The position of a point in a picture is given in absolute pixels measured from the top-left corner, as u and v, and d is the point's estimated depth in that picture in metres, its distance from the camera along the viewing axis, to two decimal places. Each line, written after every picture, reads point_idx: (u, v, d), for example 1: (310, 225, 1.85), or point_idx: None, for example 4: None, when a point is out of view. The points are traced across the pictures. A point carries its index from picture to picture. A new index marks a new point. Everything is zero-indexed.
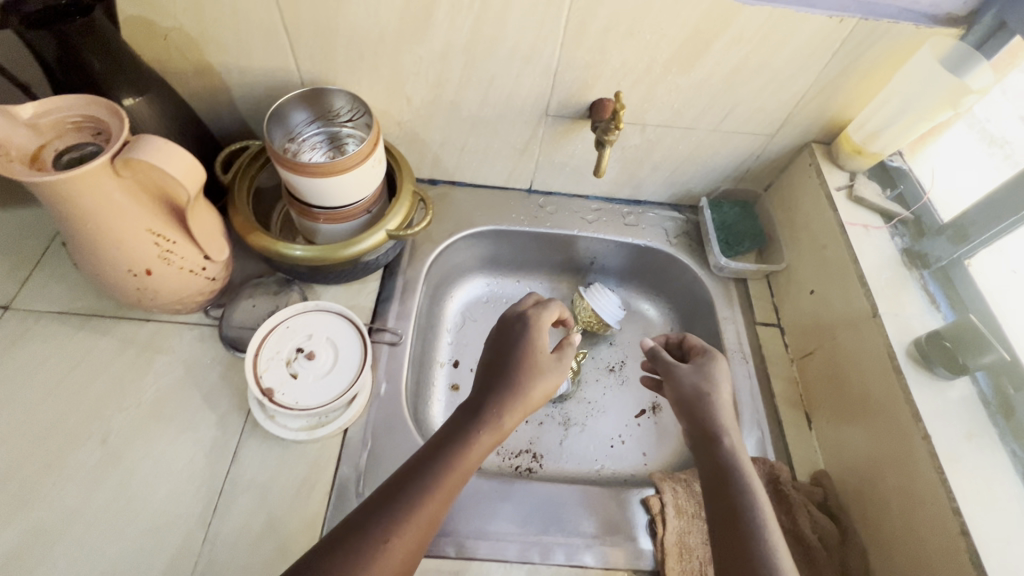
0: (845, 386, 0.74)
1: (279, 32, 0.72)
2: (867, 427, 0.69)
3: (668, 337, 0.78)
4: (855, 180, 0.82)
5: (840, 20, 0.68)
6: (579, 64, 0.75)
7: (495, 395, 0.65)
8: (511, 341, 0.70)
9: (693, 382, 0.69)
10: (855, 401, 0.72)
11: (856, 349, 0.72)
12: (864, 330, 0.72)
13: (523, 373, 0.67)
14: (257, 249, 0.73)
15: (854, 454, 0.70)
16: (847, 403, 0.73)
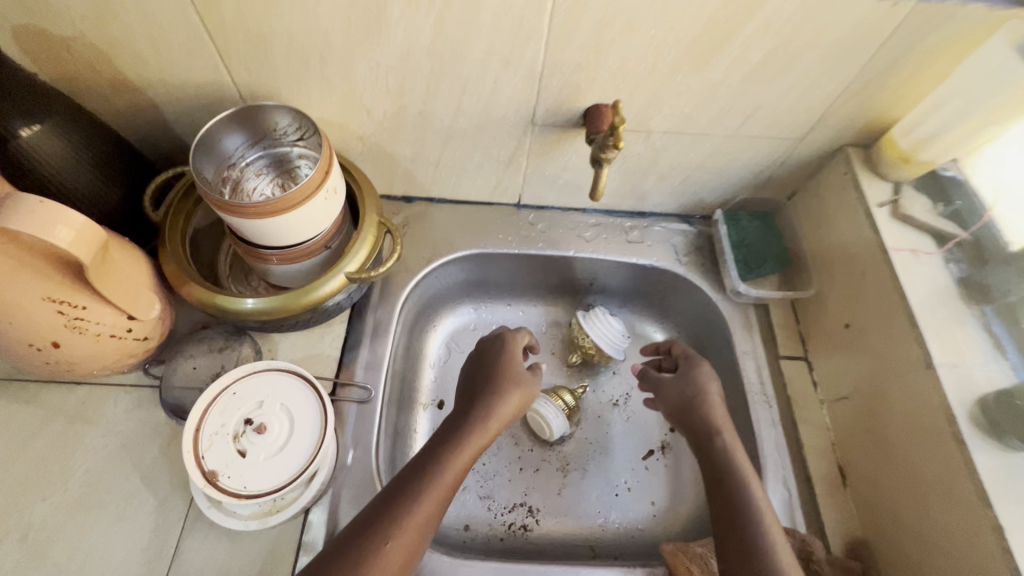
0: (889, 449, 0.63)
1: (202, 40, 0.59)
2: (921, 504, 0.59)
3: (657, 346, 0.76)
4: (900, 194, 0.70)
5: (895, 3, 0.54)
6: (570, 67, 0.62)
7: (474, 416, 0.65)
8: (489, 362, 0.71)
9: (680, 391, 0.68)
10: (903, 468, 0.61)
11: (905, 408, 0.61)
12: (914, 386, 0.60)
13: (499, 392, 0.67)
14: (195, 303, 0.62)
15: (903, 529, 0.60)
16: (893, 469, 0.62)
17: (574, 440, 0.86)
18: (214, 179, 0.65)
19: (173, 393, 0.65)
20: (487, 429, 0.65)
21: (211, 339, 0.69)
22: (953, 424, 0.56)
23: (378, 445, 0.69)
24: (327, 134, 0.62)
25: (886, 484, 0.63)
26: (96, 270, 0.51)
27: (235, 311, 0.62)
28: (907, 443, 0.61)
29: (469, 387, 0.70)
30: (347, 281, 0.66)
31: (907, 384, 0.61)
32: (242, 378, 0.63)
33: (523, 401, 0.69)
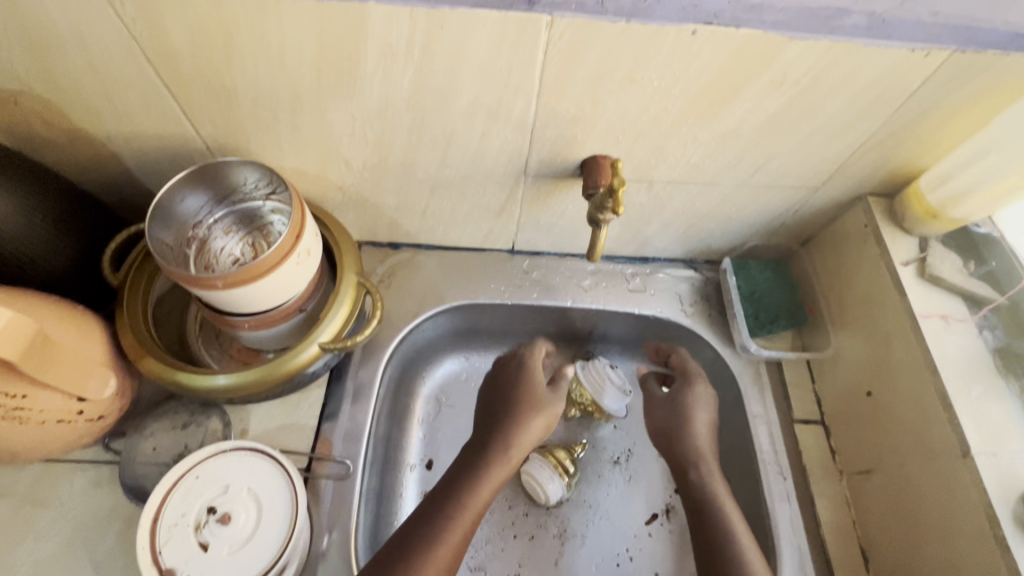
0: (920, 538, 0.57)
1: (162, 93, 0.54)
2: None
3: (658, 350, 0.81)
4: (928, 250, 0.64)
5: (927, 53, 0.48)
6: (565, 118, 0.57)
7: (497, 441, 0.68)
8: (507, 387, 0.74)
9: (670, 411, 0.73)
10: (936, 562, 0.55)
11: (937, 495, 0.55)
12: (944, 474, 0.55)
13: (522, 417, 0.70)
14: (154, 379, 0.57)
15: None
16: (925, 562, 0.56)
17: (573, 503, 0.79)
18: (178, 241, 0.60)
19: (133, 473, 0.60)
20: (511, 455, 0.68)
21: (175, 414, 0.64)
22: (994, 526, 0.50)
23: (358, 524, 0.63)
24: (297, 190, 0.57)
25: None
26: (34, 355, 0.46)
27: (198, 388, 0.57)
28: (939, 535, 0.55)
29: (491, 408, 0.73)
30: (322, 351, 0.61)
31: (937, 468, 0.56)
32: (207, 460, 0.58)
33: (546, 425, 0.72)
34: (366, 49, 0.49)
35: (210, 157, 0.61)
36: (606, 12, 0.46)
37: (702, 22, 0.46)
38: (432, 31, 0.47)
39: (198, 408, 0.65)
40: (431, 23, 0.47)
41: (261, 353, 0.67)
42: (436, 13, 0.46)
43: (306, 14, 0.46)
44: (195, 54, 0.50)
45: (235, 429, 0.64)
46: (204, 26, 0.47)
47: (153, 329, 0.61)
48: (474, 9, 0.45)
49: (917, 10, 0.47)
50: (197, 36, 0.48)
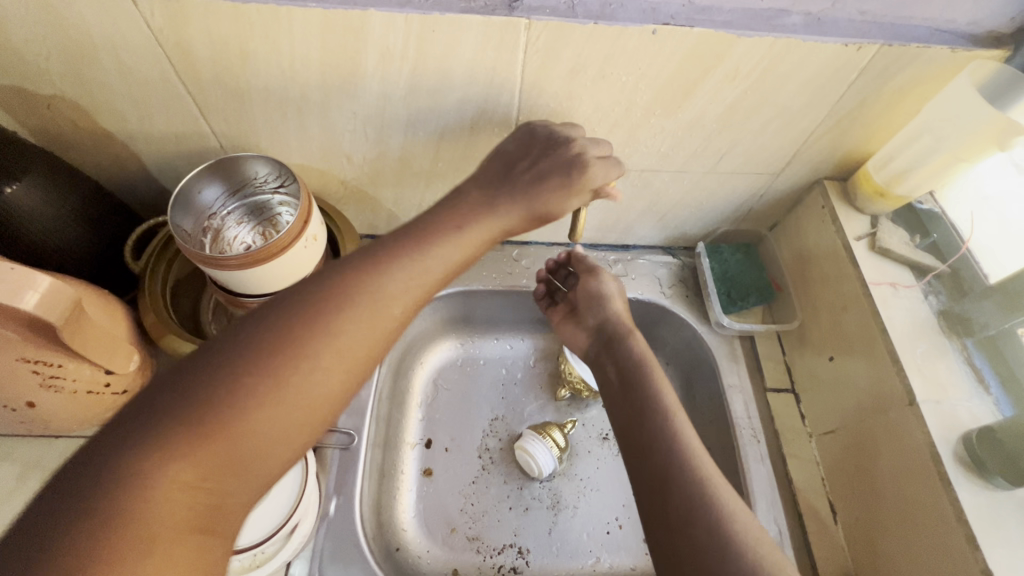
0: (872, 488, 0.63)
1: (182, 95, 0.60)
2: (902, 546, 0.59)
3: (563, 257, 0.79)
4: (878, 226, 0.71)
5: (859, 47, 0.55)
6: (544, 112, 0.63)
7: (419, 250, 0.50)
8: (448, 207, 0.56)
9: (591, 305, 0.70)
10: (887, 509, 0.61)
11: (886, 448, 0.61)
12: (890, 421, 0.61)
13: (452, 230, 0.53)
14: (173, 354, 0.63)
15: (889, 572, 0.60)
16: (875, 510, 0.62)
17: (566, 475, 0.83)
18: (195, 229, 0.66)
19: None
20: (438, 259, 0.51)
21: None
22: (938, 464, 0.56)
23: (361, 494, 0.69)
24: (304, 182, 0.63)
25: (867, 525, 0.63)
26: (72, 332, 0.51)
27: None
28: (886, 483, 0.61)
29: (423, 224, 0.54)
30: None
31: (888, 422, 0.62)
32: None
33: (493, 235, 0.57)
34: (365, 51, 0.55)
35: (224, 154, 0.67)
36: (577, 15, 0.53)
37: (661, 23, 0.53)
38: (425, 33, 0.53)
39: None
40: (424, 27, 0.53)
41: None
42: (428, 18, 0.52)
43: (313, 20, 0.52)
44: (213, 58, 0.56)
45: None
46: (222, 32, 0.53)
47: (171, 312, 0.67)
48: (462, 13, 0.52)
49: (846, 10, 0.54)
50: (216, 41, 0.54)
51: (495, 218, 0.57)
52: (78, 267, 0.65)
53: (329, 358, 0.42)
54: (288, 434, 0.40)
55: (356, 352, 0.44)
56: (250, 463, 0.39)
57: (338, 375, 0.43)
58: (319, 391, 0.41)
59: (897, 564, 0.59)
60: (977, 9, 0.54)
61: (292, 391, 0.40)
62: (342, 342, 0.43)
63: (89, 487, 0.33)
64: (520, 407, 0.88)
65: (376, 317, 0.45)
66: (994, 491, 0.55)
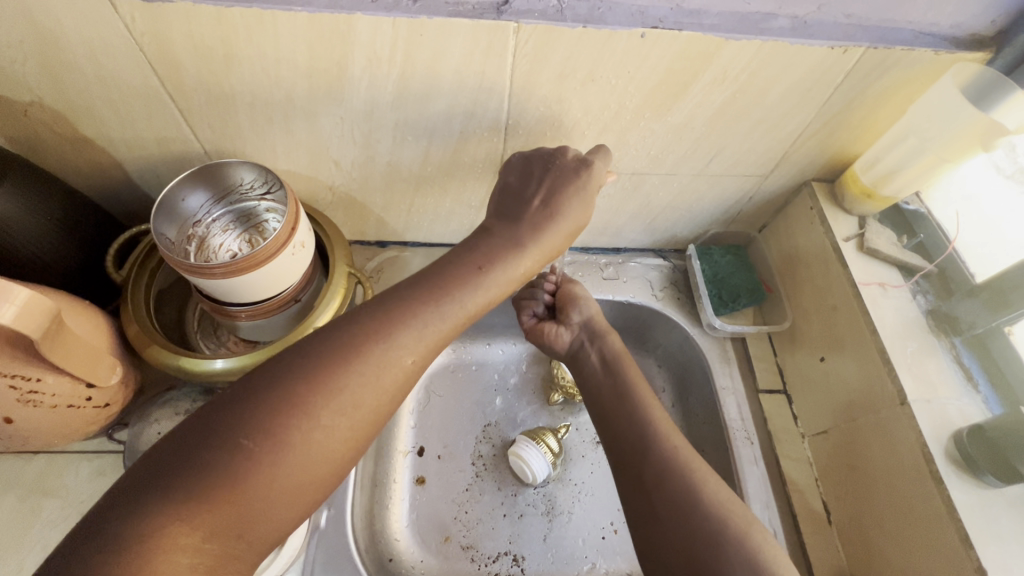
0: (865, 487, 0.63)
1: (165, 100, 0.59)
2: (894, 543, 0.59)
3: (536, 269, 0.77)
4: (866, 227, 0.71)
5: (845, 50, 0.56)
6: (534, 116, 0.63)
7: (428, 293, 0.51)
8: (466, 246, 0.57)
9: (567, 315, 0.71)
10: (879, 508, 0.61)
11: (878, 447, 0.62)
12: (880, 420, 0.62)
13: (471, 272, 0.54)
14: (157, 366, 0.61)
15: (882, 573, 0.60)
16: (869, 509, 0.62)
17: (560, 481, 0.82)
18: (179, 237, 0.64)
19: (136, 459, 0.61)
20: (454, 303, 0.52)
21: (178, 401, 0.64)
22: (930, 464, 0.56)
23: (353, 505, 0.68)
24: (291, 188, 0.62)
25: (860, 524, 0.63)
26: (53, 345, 0.50)
27: (200, 372, 0.62)
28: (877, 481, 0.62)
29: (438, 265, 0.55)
30: None
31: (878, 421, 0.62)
32: None
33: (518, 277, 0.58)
34: (352, 55, 0.54)
35: (209, 161, 0.66)
36: (566, 18, 0.52)
37: (649, 26, 0.53)
38: (413, 37, 0.53)
39: (200, 395, 0.65)
40: (411, 31, 0.52)
41: (259, 344, 0.71)
42: (416, 21, 0.51)
43: (298, 24, 0.51)
44: (195, 62, 0.55)
45: None
46: (204, 36, 0.52)
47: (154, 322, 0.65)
48: (449, 17, 0.51)
49: (832, 13, 0.55)
50: (198, 46, 0.53)
51: (521, 255, 0.57)
52: (61, 273, 0.63)
53: (329, 419, 0.43)
54: (286, 494, 0.42)
55: (354, 414, 0.45)
56: (248, 523, 0.40)
57: (337, 437, 0.44)
58: (314, 451, 0.43)
59: (892, 563, 0.59)
60: (959, 12, 0.55)
61: (291, 453, 0.42)
62: (344, 405, 0.44)
63: (100, 553, 0.35)
64: (513, 413, 0.87)
65: (380, 376, 0.46)
66: (985, 489, 0.55)
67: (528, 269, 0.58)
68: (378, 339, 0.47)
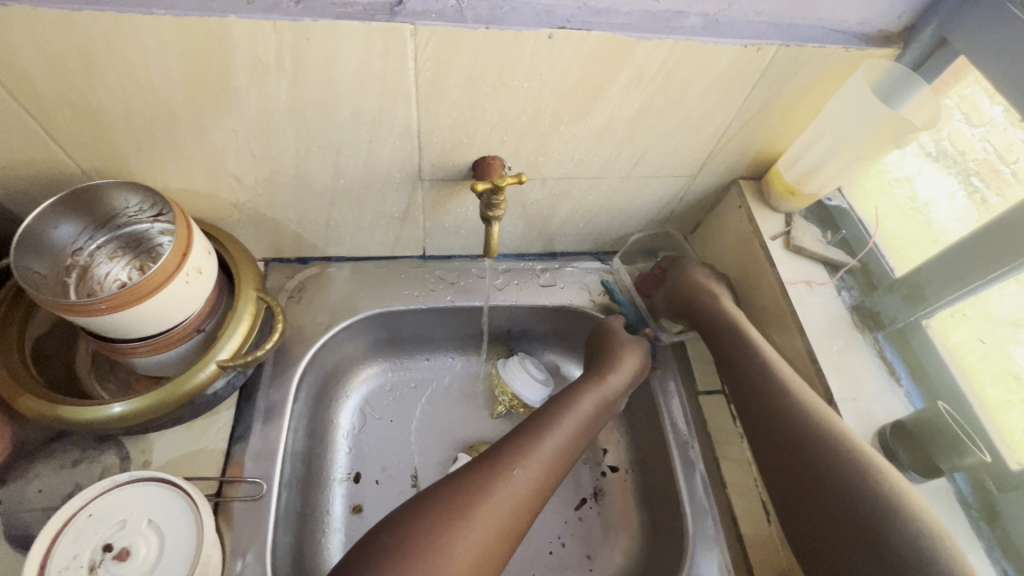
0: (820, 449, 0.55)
1: (22, 117, 0.51)
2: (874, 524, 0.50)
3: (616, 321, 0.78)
4: (792, 224, 0.72)
5: (758, 48, 0.54)
6: (446, 124, 0.59)
7: (515, 451, 0.60)
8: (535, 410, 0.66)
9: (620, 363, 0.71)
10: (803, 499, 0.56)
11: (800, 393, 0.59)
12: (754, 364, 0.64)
13: (542, 426, 0.63)
14: (33, 419, 0.55)
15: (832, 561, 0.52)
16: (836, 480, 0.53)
17: None
18: (54, 270, 0.58)
19: (17, 522, 0.56)
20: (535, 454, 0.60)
21: (65, 452, 0.60)
22: None
23: (275, 545, 0.61)
24: (179, 208, 0.56)
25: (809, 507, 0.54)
26: None
27: (88, 420, 0.55)
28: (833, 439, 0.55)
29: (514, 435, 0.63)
30: (221, 369, 0.60)
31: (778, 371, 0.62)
32: (98, 496, 0.55)
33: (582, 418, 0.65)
34: (234, 63, 0.49)
35: (85, 182, 0.59)
36: (466, 19, 0.49)
37: (556, 26, 0.50)
38: (300, 43, 0.48)
39: (91, 443, 0.61)
40: (297, 36, 0.48)
41: (161, 379, 0.65)
42: (300, 25, 0.47)
43: (165, 30, 0.46)
44: (51, 72, 0.48)
45: (136, 462, 0.62)
46: (56, 45, 0.46)
47: (30, 367, 0.58)
48: (337, 19, 0.47)
49: (743, 11, 0.53)
50: (51, 55, 0.47)
51: (575, 409, 0.66)
52: None
53: (506, 500, 0.56)
54: (490, 533, 0.54)
55: (536, 484, 0.58)
56: (447, 556, 0.51)
57: (519, 507, 0.56)
58: (495, 519, 0.54)
59: None
60: (866, 9, 0.54)
61: (489, 516, 0.54)
62: (533, 474, 0.59)
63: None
64: (455, 431, 0.83)
65: (563, 445, 0.62)
66: None
67: (629, 381, 0.71)
68: (546, 434, 0.62)
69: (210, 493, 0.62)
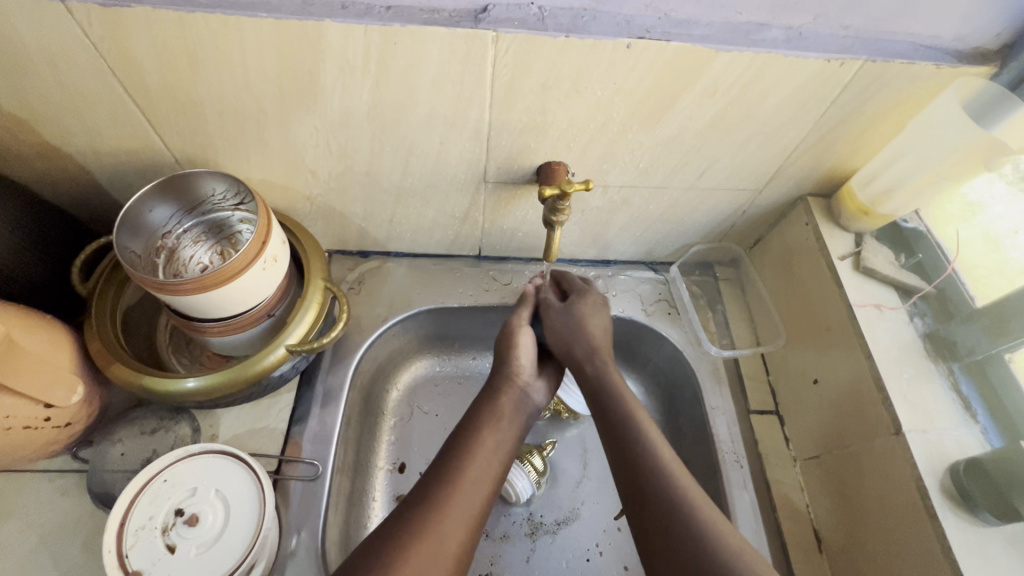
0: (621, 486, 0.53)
1: (130, 108, 0.56)
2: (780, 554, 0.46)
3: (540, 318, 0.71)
4: (863, 245, 0.69)
5: (842, 62, 0.53)
6: (516, 128, 0.60)
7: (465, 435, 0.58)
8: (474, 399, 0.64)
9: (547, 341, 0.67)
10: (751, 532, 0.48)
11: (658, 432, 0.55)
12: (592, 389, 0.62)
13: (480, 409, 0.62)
14: (122, 385, 0.59)
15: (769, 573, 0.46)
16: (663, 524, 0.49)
17: (544, 501, 0.79)
18: (147, 251, 0.62)
19: (102, 481, 0.60)
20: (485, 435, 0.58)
21: (144, 420, 0.65)
22: (925, 498, 0.54)
23: (326, 526, 0.64)
24: (262, 199, 0.59)
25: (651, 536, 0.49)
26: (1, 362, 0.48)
27: (168, 391, 0.59)
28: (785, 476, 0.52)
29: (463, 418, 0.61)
30: (288, 353, 0.63)
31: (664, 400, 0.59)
32: (173, 464, 0.59)
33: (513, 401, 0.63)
34: (324, 64, 0.52)
35: (177, 170, 0.64)
36: (547, 27, 0.50)
37: (636, 36, 0.50)
38: (386, 46, 0.50)
39: (167, 413, 0.66)
40: (385, 39, 0.50)
41: (231, 358, 0.69)
42: (389, 29, 0.49)
43: (266, 31, 0.49)
44: (160, 68, 0.52)
45: (205, 434, 0.66)
46: (168, 43, 0.50)
47: (121, 339, 0.63)
48: (424, 25, 0.49)
49: (829, 25, 0.52)
50: (163, 53, 0.51)
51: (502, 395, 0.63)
52: (25, 286, 0.60)
53: (478, 472, 0.55)
54: (464, 518, 0.51)
55: (490, 460, 0.57)
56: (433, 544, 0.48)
57: (483, 485, 0.54)
58: (468, 507, 0.52)
59: None
60: (963, 24, 0.52)
61: (462, 498, 0.52)
62: (489, 449, 0.57)
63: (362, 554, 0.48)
64: None
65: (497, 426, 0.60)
66: (981, 526, 0.53)
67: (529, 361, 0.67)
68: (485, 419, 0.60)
69: (270, 470, 0.65)
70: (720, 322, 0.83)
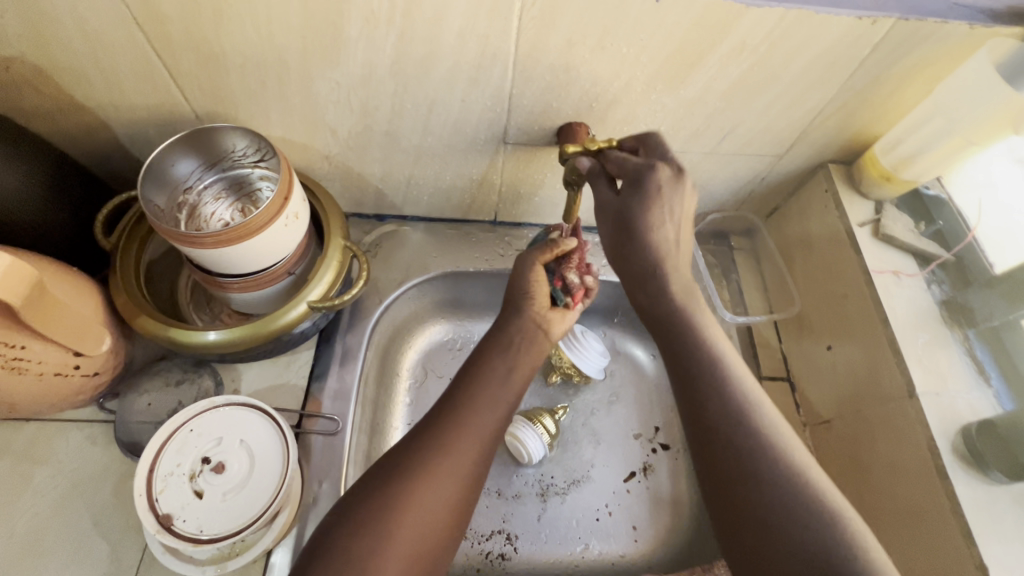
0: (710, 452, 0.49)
1: (151, 59, 0.56)
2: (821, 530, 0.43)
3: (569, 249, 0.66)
4: (883, 212, 0.70)
5: (873, 21, 0.52)
6: (539, 86, 0.60)
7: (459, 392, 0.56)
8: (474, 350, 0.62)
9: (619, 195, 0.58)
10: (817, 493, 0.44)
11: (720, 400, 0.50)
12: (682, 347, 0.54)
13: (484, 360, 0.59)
14: (146, 336, 0.60)
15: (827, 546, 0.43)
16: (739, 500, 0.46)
17: (555, 462, 0.81)
18: (169, 205, 0.63)
19: (129, 431, 0.62)
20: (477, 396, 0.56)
21: (168, 372, 0.66)
22: (936, 458, 0.55)
23: (346, 480, 0.65)
24: (283, 155, 0.59)
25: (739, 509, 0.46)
26: (32, 308, 0.49)
27: (191, 344, 0.60)
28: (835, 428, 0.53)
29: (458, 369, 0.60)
30: (309, 310, 0.64)
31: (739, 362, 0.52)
32: (199, 413, 0.60)
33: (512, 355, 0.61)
34: (348, 14, 0.51)
35: (197, 125, 0.63)
36: None
37: None
38: None
39: (190, 367, 0.67)
40: None
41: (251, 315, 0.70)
42: None
43: None
44: (183, 17, 0.51)
45: (227, 388, 0.67)
46: None
47: (144, 292, 0.64)
48: None
49: None
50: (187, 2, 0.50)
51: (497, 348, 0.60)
52: (50, 238, 0.61)
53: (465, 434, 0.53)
54: (445, 480, 0.50)
55: (480, 421, 0.54)
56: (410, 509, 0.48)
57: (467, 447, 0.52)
58: (459, 470, 0.51)
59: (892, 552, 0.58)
60: None
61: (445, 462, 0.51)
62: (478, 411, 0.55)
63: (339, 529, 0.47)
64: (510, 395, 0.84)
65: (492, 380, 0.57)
66: (990, 485, 0.54)
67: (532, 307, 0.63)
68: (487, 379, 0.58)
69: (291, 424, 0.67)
70: (734, 290, 0.83)
